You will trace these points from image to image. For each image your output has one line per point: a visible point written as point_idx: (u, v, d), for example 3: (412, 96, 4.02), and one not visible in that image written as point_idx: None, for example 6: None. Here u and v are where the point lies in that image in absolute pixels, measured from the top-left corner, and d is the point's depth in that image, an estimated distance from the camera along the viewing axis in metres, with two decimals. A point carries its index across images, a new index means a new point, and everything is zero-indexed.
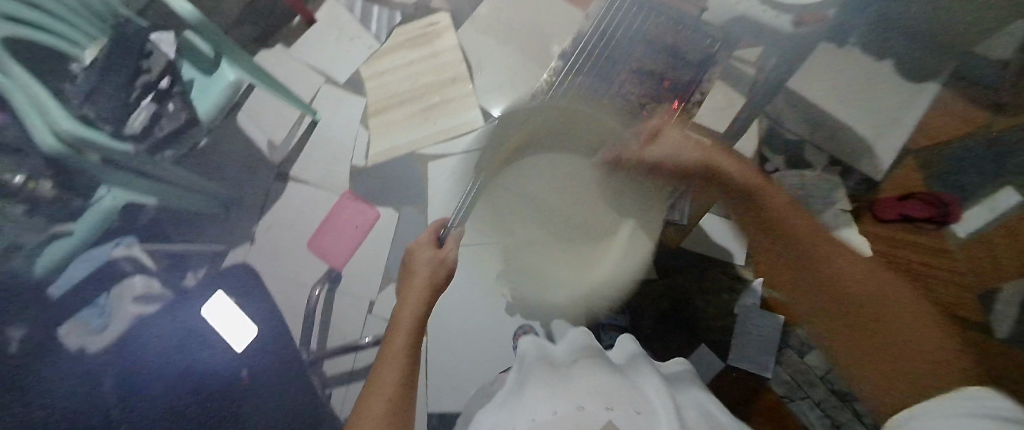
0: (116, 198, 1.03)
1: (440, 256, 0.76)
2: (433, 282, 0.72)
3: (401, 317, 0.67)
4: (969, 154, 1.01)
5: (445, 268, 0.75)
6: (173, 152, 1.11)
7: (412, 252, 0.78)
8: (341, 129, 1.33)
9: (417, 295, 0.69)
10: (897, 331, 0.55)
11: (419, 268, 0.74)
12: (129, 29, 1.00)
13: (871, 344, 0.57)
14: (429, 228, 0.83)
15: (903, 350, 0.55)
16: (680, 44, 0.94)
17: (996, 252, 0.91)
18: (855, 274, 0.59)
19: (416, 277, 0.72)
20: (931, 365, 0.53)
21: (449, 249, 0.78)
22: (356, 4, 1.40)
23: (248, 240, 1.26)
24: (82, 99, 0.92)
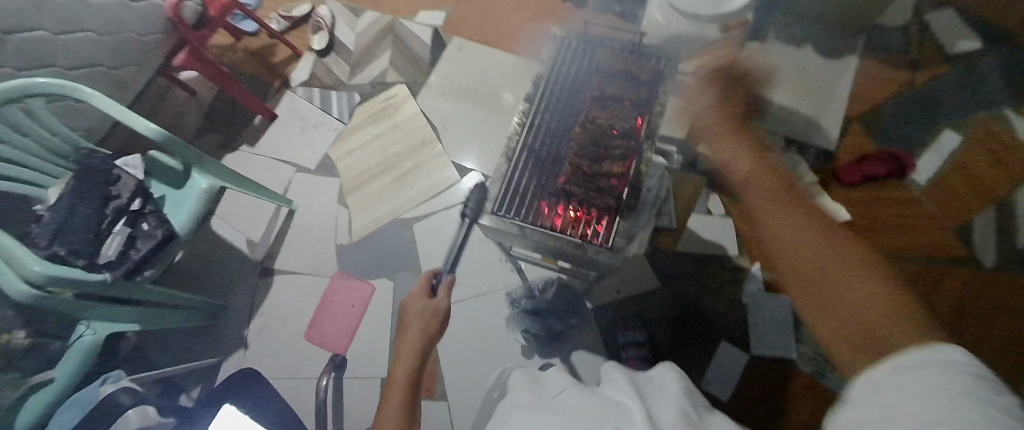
0: (96, 331, 0.95)
1: (433, 307, 0.74)
2: (426, 336, 0.71)
3: (396, 378, 0.65)
4: (901, 111, 1.22)
5: (439, 318, 0.74)
6: (153, 271, 1.00)
7: (405, 306, 0.76)
8: (320, 212, 1.33)
9: (411, 349, 0.68)
10: (853, 299, 0.48)
11: (412, 323, 0.72)
12: (95, 160, 1.00)
13: (823, 304, 0.51)
14: (421, 280, 0.81)
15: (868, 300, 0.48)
16: (634, 61, 0.93)
17: None
18: (812, 255, 0.54)
19: (408, 333, 0.71)
20: (896, 329, 0.44)
21: (441, 299, 0.77)
22: (314, 94, 1.46)
23: (243, 346, 1.20)
24: (49, 240, 0.91)
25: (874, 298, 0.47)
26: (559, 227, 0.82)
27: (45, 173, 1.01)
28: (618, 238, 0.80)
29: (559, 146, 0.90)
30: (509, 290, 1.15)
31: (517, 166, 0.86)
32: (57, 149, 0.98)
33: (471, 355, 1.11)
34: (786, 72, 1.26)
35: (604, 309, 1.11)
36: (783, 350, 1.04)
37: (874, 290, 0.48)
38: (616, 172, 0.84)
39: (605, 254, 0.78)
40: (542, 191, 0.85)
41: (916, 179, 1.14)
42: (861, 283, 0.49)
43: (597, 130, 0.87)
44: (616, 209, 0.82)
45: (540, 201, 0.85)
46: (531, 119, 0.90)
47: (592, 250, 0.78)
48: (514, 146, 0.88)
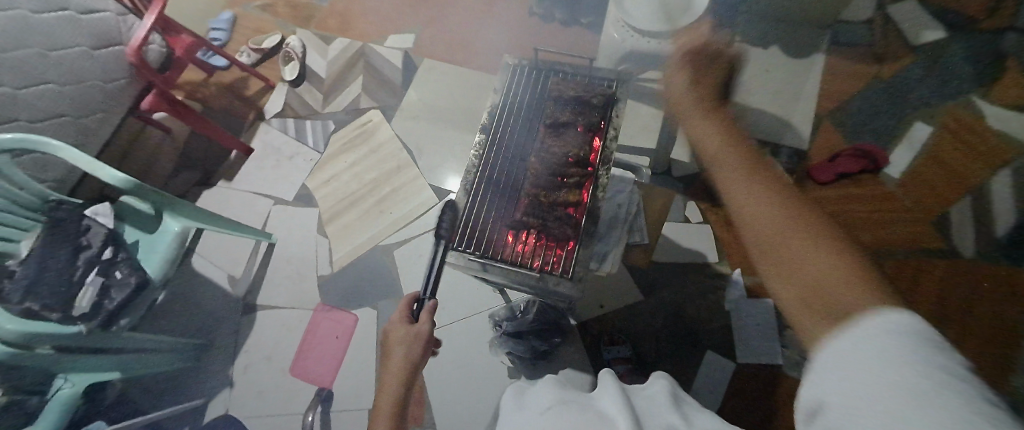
0: (75, 384, 0.91)
1: (415, 333, 0.69)
2: (409, 363, 0.66)
3: (380, 409, 0.61)
4: (871, 102, 1.21)
5: (422, 345, 0.68)
6: (129, 320, 0.97)
7: (386, 334, 0.71)
8: (300, 244, 1.32)
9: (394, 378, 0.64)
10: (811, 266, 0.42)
11: (395, 353, 0.67)
12: (64, 214, 0.99)
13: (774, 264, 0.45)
14: (400, 305, 0.74)
15: (819, 283, 0.40)
16: (582, 88, 0.86)
17: (927, 179, 1.11)
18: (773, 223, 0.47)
19: (391, 362, 0.66)
20: (853, 292, 0.38)
21: (422, 324, 0.70)
22: (288, 125, 1.46)
23: (228, 385, 1.18)
24: (22, 296, 0.89)
25: (832, 267, 0.41)
26: (520, 258, 0.78)
27: (14, 226, 0.98)
28: (579, 267, 0.75)
29: (518, 177, 0.84)
30: (491, 312, 1.14)
31: (475, 198, 0.81)
32: (26, 203, 0.96)
33: (458, 381, 1.09)
34: (754, 74, 1.27)
35: (588, 324, 1.11)
36: (768, 356, 1.03)
37: (823, 250, 0.42)
38: (572, 201, 0.79)
39: (564, 285, 0.74)
40: (502, 223, 0.80)
41: (888, 172, 1.13)
42: (820, 246, 0.42)
43: (552, 159, 0.83)
44: (575, 238, 0.77)
45: (500, 232, 0.80)
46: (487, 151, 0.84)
47: (553, 281, 0.75)
48: (472, 177, 0.82)
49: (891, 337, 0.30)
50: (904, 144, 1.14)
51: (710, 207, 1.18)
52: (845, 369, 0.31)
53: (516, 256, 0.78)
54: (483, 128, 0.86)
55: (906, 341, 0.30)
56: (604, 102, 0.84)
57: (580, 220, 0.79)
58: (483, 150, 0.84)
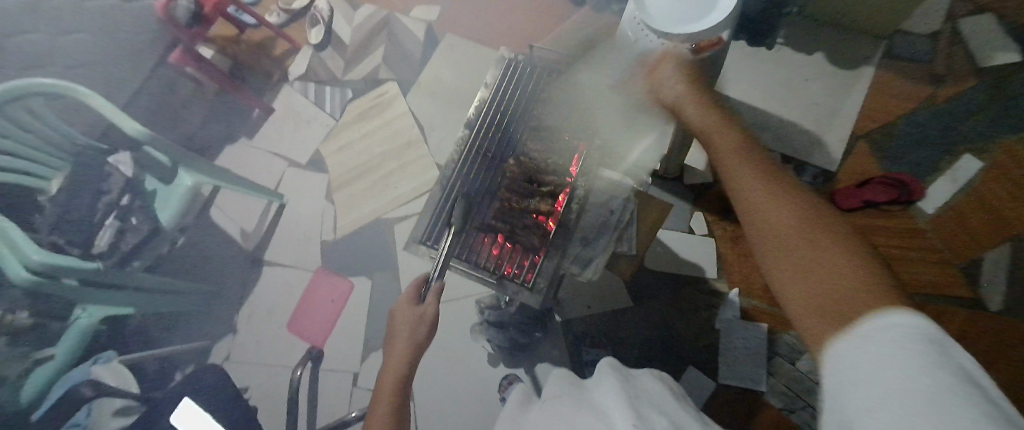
0: (92, 314, 1.03)
1: (421, 313, 0.70)
2: (415, 342, 0.67)
3: (384, 382, 0.63)
4: (918, 126, 1.09)
5: (427, 325, 0.70)
6: (141, 262, 1.07)
7: (393, 313, 0.72)
8: (308, 208, 1.37)
9: (400, 353, 0.66)
10: (840, 275, 0.42)
11: (401, 329, 0.69)
12: (89, 156, 1.09)
13: (796, 267, 0.45)
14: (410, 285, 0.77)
15: (837, 287, 0.42)
16: (576, 96, 0.83)
17: (962, 218, 0.96)
18: (801, 241, 0.46)
19: (397, 340, 0.68)
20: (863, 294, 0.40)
21: (429, 304, 0.71)
22: (309, 89, 1.48)
23: (231, 331, 1.27)
24: (49, 230, 1.01)
25: (849, 280, 0.41)
26: (489, 261, 0.79)
27: (45, 165, 1.03)
28: (542, 279, 0.76)
29: (492, 179, 0.82)
30: (480, 298, 1.16)
31: (447, 200, 0.81)
32: (57, 143, 1.04)
33: (439, 362, 1.13)
34: (792, 83, 1.21)
35: (573, 323, 1.10)
36: (751, 381, 1.00)
37: (846, 262, 0.43)
38: (544, 211, 0.78)
39: (524, 293, 0.76)
40: (473, 224, 0.79)
41: (921, 206, 1.04)
42: (838, 250, 0.44)
43: (530, 165, 0.80)
44: (540, 249, 0.77)
45: (473, 235, 0.80)
46: (467, 150, 0.84)
47: (512, 287, 0.77)
48: (449, 174, 0.82)
49: (900, 352, 0.34)
50: (946, 176, 1.01)
51: (717, 220, 1.12)
52: (865, 375, 0.34)
53: (483, 259, 0.79)
54: (468, 123, 0.85)
55: (910, 346, 0.34)
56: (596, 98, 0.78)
57: (549, 232, 0.77)
58: (463, 149, 0.84)
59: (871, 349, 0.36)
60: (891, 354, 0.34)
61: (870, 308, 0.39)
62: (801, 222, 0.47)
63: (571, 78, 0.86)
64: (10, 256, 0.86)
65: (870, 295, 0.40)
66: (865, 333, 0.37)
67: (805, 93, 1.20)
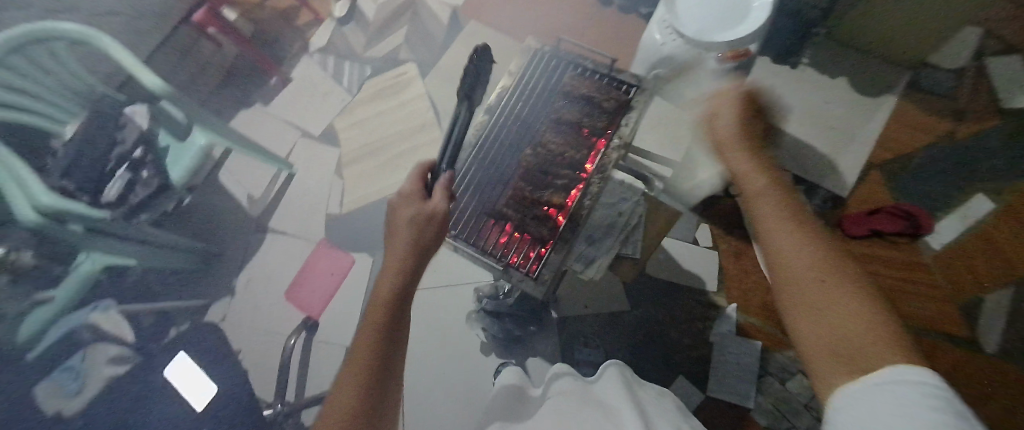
0: (95, 262, 1.04)
1: (427, 210, 0.64)
2: (418, 245, 0.62)
3: (380, 287, 0.60)
4: (934, 162, 1.09)
5: (434, 224, 0.63)
6: (148, 216, 1.09)
7: (394, 203, 0.66)
8: (317, 180, 1.37)
9: (396, 259, 0.61)
10: (847, 324, 0.43)
11: (401, 227, 0.63)
12: (107, 105, 1.06)
13: (809, 309, 0.46)
14: (413, 175, 0.69)
15: (847, 335, 0.42)
16: (597, 93, 0.82)
17: (971, 259, 0.96)
18: (818, 284, 0.46)
19: (398, 239, 0.62)
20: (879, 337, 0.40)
21: (438, 200, 0.65)
22: (328, 62, 1.48)
23: (229, 294, 1.27)
24: (61, 174, 0.99)
25: (868, 330, 0.41)
26: (494, 247, 0.78)
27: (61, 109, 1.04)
28: (546, 271, 0.75)
29: (505, 168, 0.82)
30: (478, 286, 1.16)
31: (462, 185, 0.81)
32: (74, 87, 1.05)
33: (432, 345, 1.14)
34: (813, 104, 1.19)
35: (569, 320, 1.11)
36: (740, 396, 1.00)
37: (859, 303, 0.44)
38: (555, 204, 0.76)
39: (527, 283, 0.75)
40: (483, 210, 0.80)
41: (928, 241, 1.04)
42: (850, 295, 0.44)
43: (546, 156, 0.80)
44: (549, 241, 0.76)
45: (482, 219, 0.80)
46: (486, 135, 0.84)
47: (516, 277, 0.76)
48: (465, 159, 0.83)
49: (907, 393, 0.35)
50: (956, 214, 1.01)
51: (723, 234, 1.12)
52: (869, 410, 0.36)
53: (489, 244, 0.79)
54: (489, 108, 0.85)
55: (916, 394, 0.34)
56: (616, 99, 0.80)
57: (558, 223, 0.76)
58: (482, 133, 0.84)
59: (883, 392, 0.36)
60: (901, 396, 0.35)
61: (885, 357, 0.39)
62: (821, 263, 0.48)
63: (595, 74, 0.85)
64: (20, 196, 0.87)
65: (881, 344, 0.40)
66: (874, 381, 0.37)
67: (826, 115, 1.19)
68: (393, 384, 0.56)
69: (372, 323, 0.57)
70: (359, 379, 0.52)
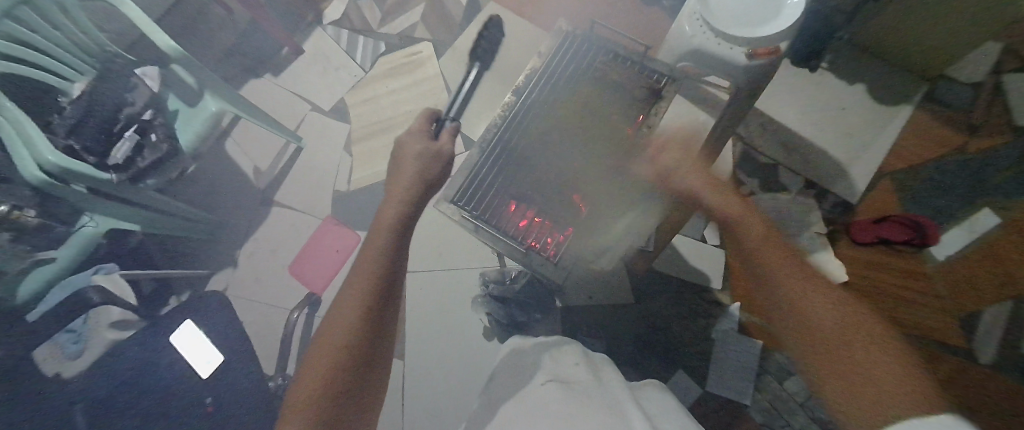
0: (98, 225, 1.00)
1: (436, 148, 0.75)
2: (424, 175, 0.72)
3: (383, 217, 0.68)
4: (949, 170, 1.05)
5: (438, 162, 0.74)
6: (154, 181, 1.08)
7: (405, 142, 0.77)
8: (326, 157, 1.36)
9: (399, 194, 0.70)
10: (875, 371, 0.49)
11: (410, 162, 0.73)
12: (117, 66, 1.05)
13: (832, 366, 0.53)
14: (424, 117, 0.80)
15: (870, 386, 0.49)
16: (628, 81, 0.81)
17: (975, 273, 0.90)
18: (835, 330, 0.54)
19: (402, 173, 0.72)
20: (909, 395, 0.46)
21: (445, 141, 0.77)
22: (341, 36, 1.45)
23: (231, 265, 1.27)
24: (67, 132, 0.97)
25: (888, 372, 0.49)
26: (515, 231, 0.80)
27: (69, 66, 1.02)
28: (566, 256, 0.78)
29: (530, 150, 0.82)
30: (484, 271, 1.17)
31: (487, 165, 0.82)
32: (85, 47, 1.02)
33: (436, 326, 1.15)
34: (829, 111, 1.20)
35: (572, 310, 1.12)
36: (737, 394, 1.01)
37: (882, 355, 0.50)
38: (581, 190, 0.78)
39: (548, 267, 0.78)
40: (507, 190, 0.81)
41: (934, 251, 0.97)
42: (867, 348, 0.51)
43: None
44: (571, 226, 0.78)
45: (502, 201, 0.81)
46: (513, 115, 0.83)
47: (537, 260, 0.78)
48: (490, 139, 0.82)
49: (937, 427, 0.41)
50: (965, 224, 0.93)
51: None
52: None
53: (510, 227, 0.81)
54: (516, 90, 0.85)
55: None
56: (648, 88, 0.80)
57: None
58: (510, 112, 0.83)
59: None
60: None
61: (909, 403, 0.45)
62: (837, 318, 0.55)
63: (627, 60, 0.83)
64: (22, 152, 0.83)
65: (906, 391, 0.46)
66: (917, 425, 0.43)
67: (837, 125, 1.19)
68: (394, 299, 0.64)
69: (377, 242, 0.65)
70: (367, 290, 0.60)
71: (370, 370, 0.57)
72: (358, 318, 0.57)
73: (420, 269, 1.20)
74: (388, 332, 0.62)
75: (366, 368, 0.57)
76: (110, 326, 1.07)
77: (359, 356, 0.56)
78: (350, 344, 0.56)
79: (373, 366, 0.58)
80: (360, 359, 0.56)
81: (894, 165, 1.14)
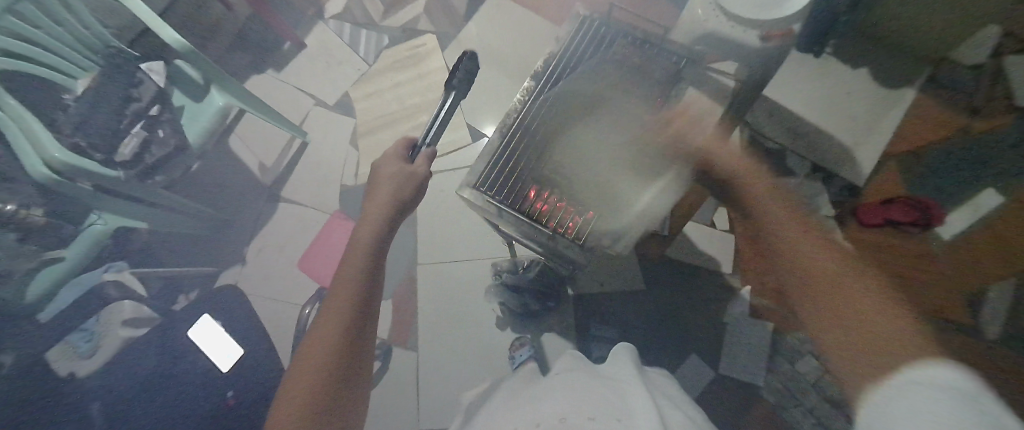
0: (106, 223, 1.02)
1: (411, 170, 0.73)
2: (398, 197, 0.70)
3: (360, 240, 0.66)
4: (954, 153, 0.99)
5: (414, 182, 0.72)
6: (163, 178, 1.06)
7: (380, 167, 0.74)
8: (331, 151, 1.35)
9: (377, 212, 0.69)
10: (878, 326, 0.52)
11: (385, 182, 0.71)
12: (120, 59, 1.03)
13: (835, 318, 0.55)
14: (398, 143, 0.77)
15: (874, 340, 0.51)
16: (647, 63, 0.84)
17: (977, 244, 0.88)
18: (840, 280, 0.56)
19: (380, 191, 0.70)
20: (908, 350, 0.49)
21: (420, 164, 0.74)
22: (344, 29, 1.44)
23: (240, 261, 1.26)
24: (72, 130, 0.94)
25: (891, 329, 0.51)
26: (539, 215, 0.83)
27: (73, 63, 1.01)
28: (590, 237, 0.81)
29: (551, 133, 0.84)
30: (495, 262, 1.17)
31: (510, 148, 0.85)
32: (87, 42, 1.02)
33: (448, 317, 1.15)
34: (845, 88, 1.14)
35: (584, 298, 1.13)
36: (749, 375, 1.03)
37: (885, 314, 0.52)
38: None
39: (574, 249, 0.81)
40: (529, 175, 0.83)
41: (940, 232, 0.96)
42: (875, 304, 0.53)
43: None
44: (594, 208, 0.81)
45: (525, 184, 0.84)
46: (532, 101, 0.87)
47: (563, 243, 0.82)
48: (511, 124, 0.85)
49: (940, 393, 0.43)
50: (968, 207, 0.93)
51: None
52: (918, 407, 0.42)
53: (533, 212, 0.83)
54: (535, 76, 0.89)
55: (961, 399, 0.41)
56: (669, 69, 0.84)
57: None
58: (529, 99, 0.87)
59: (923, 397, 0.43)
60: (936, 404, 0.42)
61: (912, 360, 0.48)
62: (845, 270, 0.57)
63: (644, 44, 0.86)
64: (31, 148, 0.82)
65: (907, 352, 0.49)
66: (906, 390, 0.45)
67: (839, 110, 1.14)
68: (366, 342, 0.61)
69: (348, 276, 0.63)
70: (339, 330, 0.57)
71: (340, 414, 0.53)
72: (328, 360, 0.55)
73: (432, 261, 1.20)
74: (360, 378, 0.59)
75: (335, 417, 0.53)
76: (121, 324, 1.10)
77: (328, 401, 0.53)
78: (318, 394, 0.52)
79: (344, 417, 0.54)
80: (329, 406, 0.53)
81: (899, 147, 1.10)
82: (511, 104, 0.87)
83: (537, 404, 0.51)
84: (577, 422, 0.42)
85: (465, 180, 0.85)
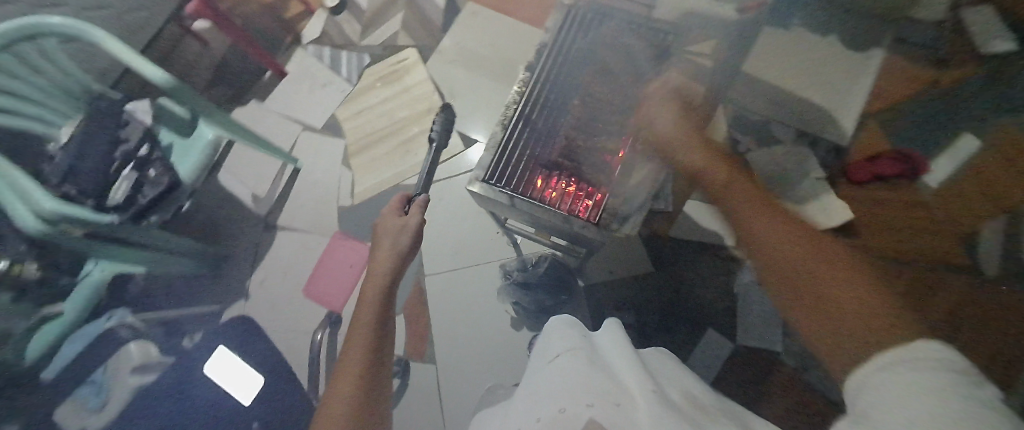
0: (104, 270, 1.01)
1: (405, 222, 0.75)
2: (398, 252, 0.72)
3: (367, 294, 0.66)
4: (922, 108, 1.01)
5: (410, 233, 0.74)
6: (157, 218, 1.04)
7: (379, 226, 0.76)
8: (324, 174, 1.34)
9: (387, 260, 0.70)
10: (835, 289, 0.44)
11: (384, 237, 0.73)
12: (104, 103, 1.02)
13: (795, 287, 0.48)
14: (394, 202, 0.79)
15: (836, 303, 0.44)
16: (636, 42, 0.89)
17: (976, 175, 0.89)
18: (793, 245, 0.51)
19: (381, 247, 0.72)
20: (867, 313, 0.41)
21: (412, 215, 0.75)
22: (324, 53, 1.45)
23: (243, 296, 1.23)
24: (59, 180, 0.93)
25: (853, 291, 0.44)
26: (551, 202, 0.84)
27: (57, 112, 1.01)
28: (605, 216, 0.80)
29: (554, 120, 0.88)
30: (503, 263, 1.17)
31: (515, 136, 0.87)
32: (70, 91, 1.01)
33: (462, 324, 1.15)
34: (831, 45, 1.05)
35: (595, 287, 1.13)
36: (767, 342, 1.03)
37: (842, 274, 0.45)
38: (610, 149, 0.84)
39: (589, 229, 0.80)
40: (536, 163, 0.86)
41: (927, 180, 0.97)
42: (832, 266, 0.46)
43: (593, 105, 0.87)
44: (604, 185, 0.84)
45: (534, 172, 0.86)
46: (530, 90, 0.89)
47: (578, 225, 0.81)
48: (511, 114, 0.87)
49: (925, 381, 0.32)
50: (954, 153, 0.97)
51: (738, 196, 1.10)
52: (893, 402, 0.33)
53: (544, 199, 0.84)
54: (529, 68, 0.90)
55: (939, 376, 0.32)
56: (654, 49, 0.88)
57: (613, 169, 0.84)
58: (527, 88, 0.89)
59: (901, 385, 0.34)
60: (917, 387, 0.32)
61: (876, 331, 0.40)
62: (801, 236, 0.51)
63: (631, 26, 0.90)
64: (20, 202, 0.79)
65: (879, 322, 0.40)
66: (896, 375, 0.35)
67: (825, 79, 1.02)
68: (387, 368, 0.61)
69: (363, 320, 0.63)
70: (360, 363, 0.57)
71: None
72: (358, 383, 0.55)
73: (439, 271, 1.20)
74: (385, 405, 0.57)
75: None
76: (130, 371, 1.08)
77: None
78: (352, 418, 0.51)
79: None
80: None
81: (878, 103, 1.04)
82: (509, 96, 0.89)
83: (538, 379, 0.50)
84: (575, 410, 0.41)
85: (473, 174, 0.84)
